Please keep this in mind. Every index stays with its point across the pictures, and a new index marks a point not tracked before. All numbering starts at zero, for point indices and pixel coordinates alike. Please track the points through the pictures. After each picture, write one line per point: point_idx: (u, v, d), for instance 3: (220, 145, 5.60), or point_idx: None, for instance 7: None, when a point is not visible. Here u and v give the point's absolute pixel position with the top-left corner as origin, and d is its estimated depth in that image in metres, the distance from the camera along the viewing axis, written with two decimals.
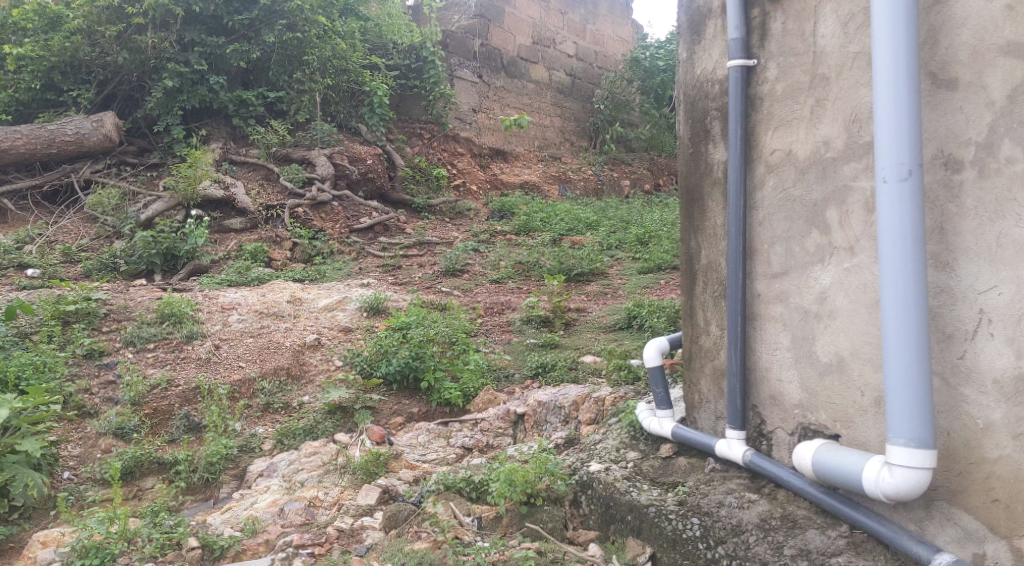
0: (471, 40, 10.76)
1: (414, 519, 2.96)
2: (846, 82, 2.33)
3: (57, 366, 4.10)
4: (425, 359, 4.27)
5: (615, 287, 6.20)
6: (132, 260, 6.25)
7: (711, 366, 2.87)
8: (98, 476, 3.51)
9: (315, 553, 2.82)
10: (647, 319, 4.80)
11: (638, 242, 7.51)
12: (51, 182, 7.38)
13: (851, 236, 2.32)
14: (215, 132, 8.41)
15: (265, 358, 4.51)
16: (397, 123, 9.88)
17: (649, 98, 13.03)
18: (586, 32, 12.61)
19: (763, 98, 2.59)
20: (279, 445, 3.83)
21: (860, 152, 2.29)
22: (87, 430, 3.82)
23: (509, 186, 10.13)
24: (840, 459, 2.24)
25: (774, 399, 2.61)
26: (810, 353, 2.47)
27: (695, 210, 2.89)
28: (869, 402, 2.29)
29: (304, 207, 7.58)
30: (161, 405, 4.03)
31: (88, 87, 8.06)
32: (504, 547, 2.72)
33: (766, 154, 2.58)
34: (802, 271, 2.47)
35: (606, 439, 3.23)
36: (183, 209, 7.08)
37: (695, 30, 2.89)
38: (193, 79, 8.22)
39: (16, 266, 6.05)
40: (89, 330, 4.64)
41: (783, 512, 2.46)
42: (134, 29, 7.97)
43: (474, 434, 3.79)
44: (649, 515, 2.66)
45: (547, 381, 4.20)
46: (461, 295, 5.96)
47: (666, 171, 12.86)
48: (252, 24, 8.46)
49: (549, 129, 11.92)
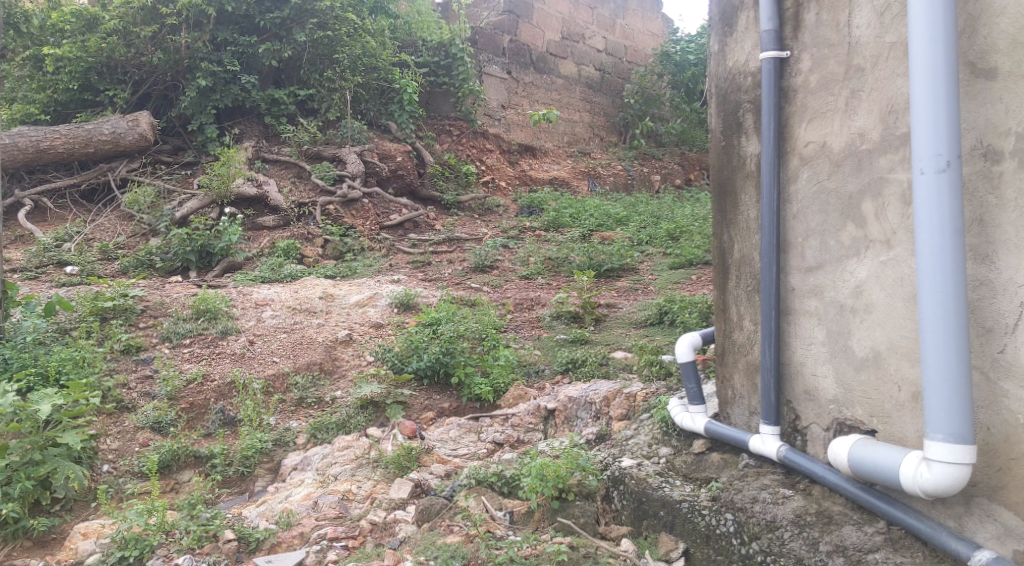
0: (500, 36, 10.77)
1: (446, 513, 2.98)
2: (881, 73, 2.30)
3: (96, 362, 4.15)
4: (456, 355, 4.27)
5: (646, 283, 6.16)
6: (167, 257, 6.32)
7: (744, 362, 2.86)
8: (136, 469, 3.57)
9: (349, 546, 2.88)
10: (678, 315, 4.76)
11: (669, 237, 7.45)
12: (89, 181, 7.53)
13: (887, 229, 2.29)
14: (248, 131, 8.50)
15: (298, 353, 4.56)
16: (426, 120, 9.96)
17: (680, 92, 12.65)
18: (615, 27, 12.57)
19: (797, 90, 2.58)
20: (313, 439, 3.84)
21: (896, 144, 2.26)
22: (125, 425, 3.86)
23: (538, 182, 10.06)
24: (874, 454, 2.22)
25: (808, 394, 2.60)
26: (846, 347, 2.45)
27: (728, 205, 2.88)
28: (906, 397, 2.26)
29: (335, 205, 7.61)
30: (197, 400, 4.09)
31: (124, 87, 8.18)
32: (537, 542, 2.73)
33: (800, 147, 2.57)
34: (837, 265, 2.46)
35: (638, 434, 3.22)
36: (217, 207, 7.17)
37: (726, 22, 2.88)
38: (226, 78, 8.29)
39: (56, 264, 6.19)
40: (127, 326, 4.71)
41: (818, 508, 2.44)
42: (168, 30, 8.07)
43: (505, 429, 3.78)
44: (682, 511, 2.70)
45: (577, 377, 4.20)
46: (490, 291, 5.97)
47: (699, 165, 12.58)
48: (284, 23, 8.49)
49: (578, 124, 11.84)
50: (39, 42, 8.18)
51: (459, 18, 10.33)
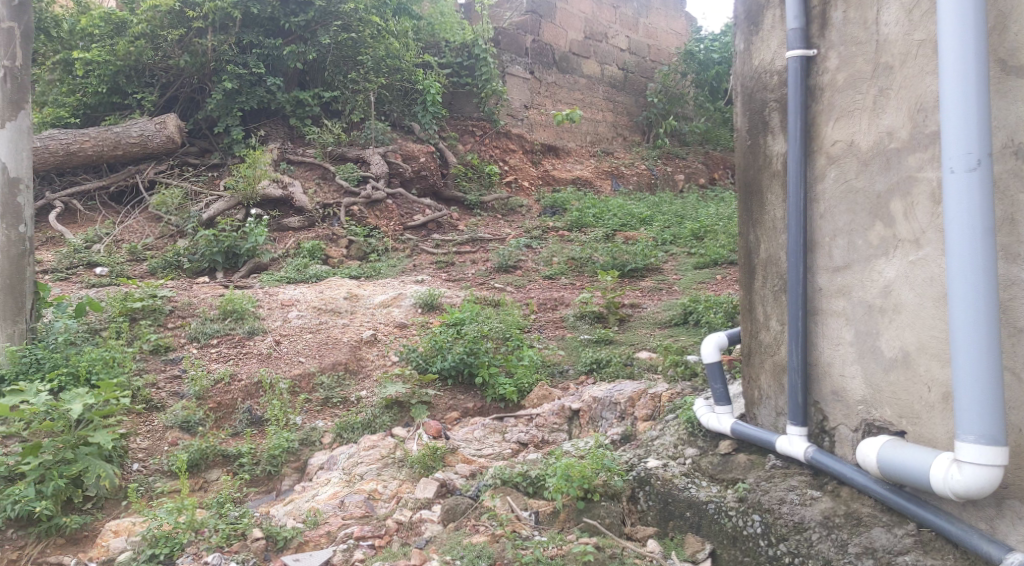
0: (523, 36, 10.78)
1: (472, 513, 3.00)
2: (910, 71, 2.28)
3: (126, 362, 4.21)
4: (480, 355, 4.29)
5: (670, 283, 6.14)
6: (194, 258, 6.39)
7: (771, 362, 2.84)
8: (166, 467, 3.62)
9: (376, 545, 2.89)
10: (703, 315, 4.73)
11: (694, 237, 7.42)
12: (117, 182, 7.63)
13: (916, 228, 2.27)
14: (273, 132, 8.56)
15: (324, 353, 4.59)
16: (450, 121, 9.99)
17: (705, 91, 12.58)
18: (639, 27, 12.53)
19: (824, 88, 2.56)
20: (339, 438, 3.87)
21: (925, 142, 2.24)
22: (154, 424, 3.91)
23: (562, 182, 10.03)
24: (904, 455, 2.20)
25: (836, 394, 2.58)
26: (874, 348, 2.43)
27: (754, 204, 2.87)
28: (936, 398, 2.24)
29: (360, 206, 7.65)
30: (225, 399, 4.14)
31: (152, 90, 8.30)
32: (563, 542, 2.73)
33: (827, 146, 2.55)
34: (865, 264, 2.44)
35: (663, 435, 3.21)
36: (243, 208, 7.24)
37: (752, 21, 2.86)
38: (251, 81, 8.37)
39: (86, 265, 6.28)
40: (156, 326, 4.78)
41: (847, 510, 2.43)
42: (195, 33, 8.15)
43: (530, 429, 3.78)
44: (709, 512, 2.71)
45: (602, 377, 4.20)
46: (514, 291, 5.98)
47: (723, 165, 12.38)
48: (309, 25, 8.54)
49: (602, 123, 11.81)
50: (69, 47, 8.33)
51: (482, 18, 10.33)
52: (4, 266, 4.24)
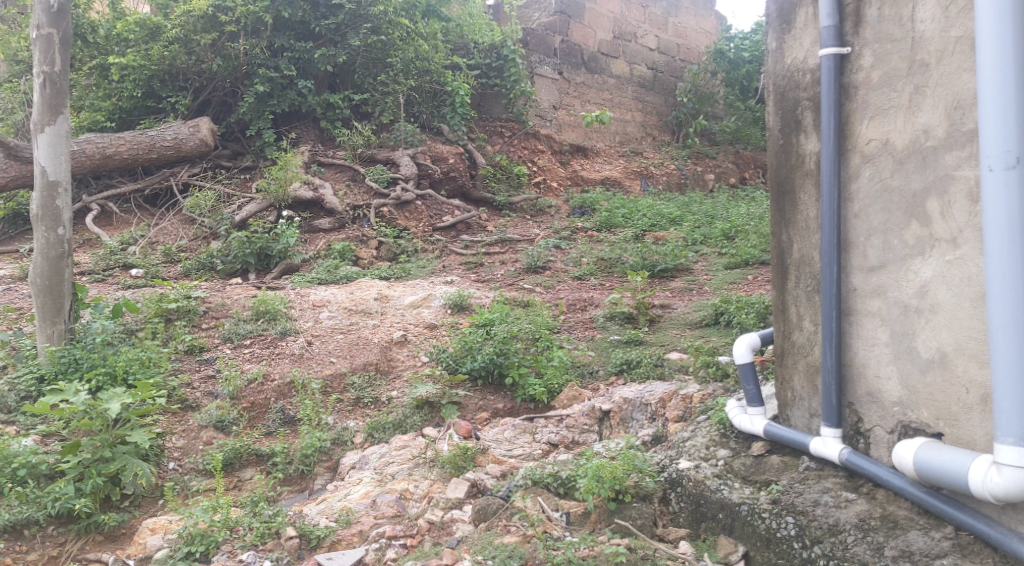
0: (552, 36, 10.79)
1: (502, 513, 2.99)
2: (947, 68, 2.25)
3: (161, 362, 4.30)
4: (510, 356, 4.30)
5: (701, 283, 6.11)
6: (227, 260, 6.46)
7: (804, 363, 2.82)
8: (201, 466, 3.67)
9: (407, 544, 2.91)
10: (734, 315, 4.71)
11: (724, 237, 7.37)
12: (152, 185, 7.74)
13: (953, 227, 2.24)
14: (304, 135, 8.65)
15: (355, 353, 4.62)
16: (479, 122, 10.05)
17: (735, 91, 12.51)
18: (668, 26, 12.48)
19: (858, 86, 2.53)
20: (370, 438, 3.90)
21: (962, 140, 2.21)
22: (189, 423, 3.96)
23: (591, 182, 9.99)
24: (941, 457, 2.17)
25: (871, 396, 2.55)
26: (911, 348, 2.39)
27: (786, 204, 2.84)
28: (974, 400, 2.20)
29: (389, 207, 7.70)
30: (258, 399, 4.19)
31: (185, 94, 8.42)
32: (594, 543, 2.72)
33: (861, 145, 2.52)
34: (901, 264, 2.41)
35: (695, 436, 3.18)
36: (275, 210, 7.32)
37: (784, 19, 2.83)
38: (282, 84, 8.47)
39: (122, 266, 6.40)
40: (191, 327, 4.85)
41: (883, 512, 2.39)
42: (227, 37, 8.24)
43: (560, 430, 3.78)
44: (742, 514, 2.67)
45: (632, 378, 4.18)
46: (543, 291, 5.99)
47: (753, 164, 12.28)
48: (339, 28, 8.62)
49: (631, 123, 11.78)
50: (105, 52, 8.46)
51: (511, 19, 10.36)
52: (43, 268, 4.34)
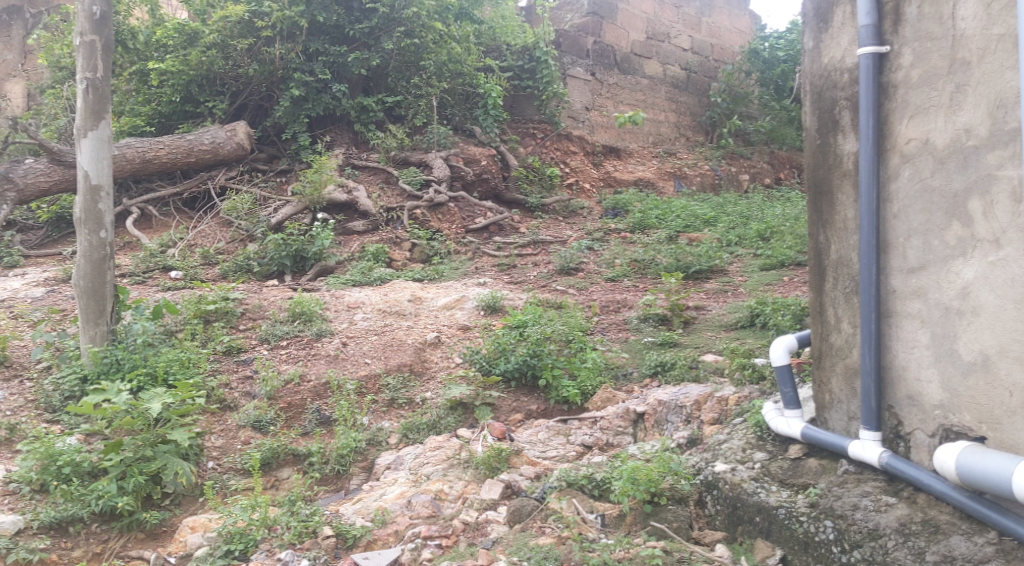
0: (585, 38, 10.82)
1: (538, 514, 3.01)
2: (989, 66, 2.22)
3: (200, 363, 4.37)
4: (543, 357, 4.32)
5: (736, 285, 6.06)
6: (263, 262, 6.55)
7: (842, 366, 2.79)
8: (239, 466, 3.73)
9: (443, 545, 2.92)
10: (770, 318, 4.66)
11: (759, 237, 7.31)
12: (190, 189, 7.88)
13: (996, 228, 2.20)
14: (339, 138, 8.73)
15: (389, 354, 4.66)
16: (511, 123, 10.09)
17: (769, 90, 12.37)
18: (702, 25, 12.43)
19: (897, 85, 2.50)
20: (404, 439, 3.94)
21: (1005, 139, 2.17)
22: (228, 423, 4.04)
23: (623, 183, 9.95)
24: (984, 461, 2.13)
25: (912, 399, 2.51)
26: (952, 351, 2.36)
27: (824, 205, 2.82)
28: (1018, 403, 2.16)
29: (422, 209, 7.75)
30: (294, 400, 4.23)
31: (223, 98, 8.55)
32: (630, 545, 2.71)
33: (901, 144, 2.49)
34: (942, 265, 2.37)
35: (731, 439, 3.16)
36: (309, 212, 7.41)
37: (821, 19, 2.81)
38: (317, 87, 8.56)
39: (161, 268, 6.52)
40: (228, 328, 4.93)
41: (924, 517, 2.36)
42: (263, 42, 8.35)
43: (594, 432, 3.77)
44: (779, 517, 2.65)
45: (667, 380, 4.16)
46: (576, 293, 5.98)
47: (789, 164, 12.17)
48: (372, 32, 8.70)
49: (664, 124, 11.72)
50: (145, 58, 8.63)
51: (544, 21, 10.39)
52: (87, 270, 4.41)
